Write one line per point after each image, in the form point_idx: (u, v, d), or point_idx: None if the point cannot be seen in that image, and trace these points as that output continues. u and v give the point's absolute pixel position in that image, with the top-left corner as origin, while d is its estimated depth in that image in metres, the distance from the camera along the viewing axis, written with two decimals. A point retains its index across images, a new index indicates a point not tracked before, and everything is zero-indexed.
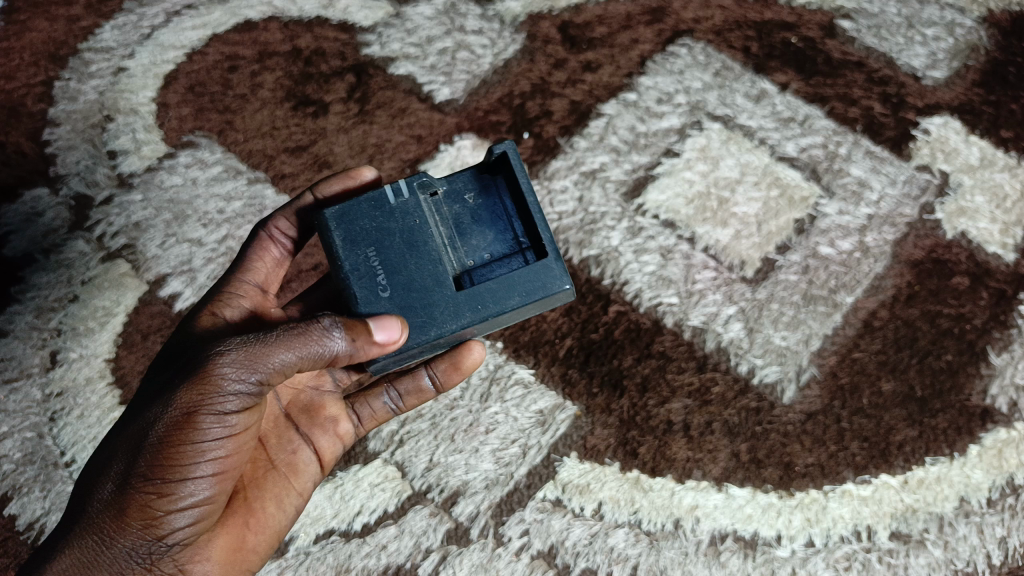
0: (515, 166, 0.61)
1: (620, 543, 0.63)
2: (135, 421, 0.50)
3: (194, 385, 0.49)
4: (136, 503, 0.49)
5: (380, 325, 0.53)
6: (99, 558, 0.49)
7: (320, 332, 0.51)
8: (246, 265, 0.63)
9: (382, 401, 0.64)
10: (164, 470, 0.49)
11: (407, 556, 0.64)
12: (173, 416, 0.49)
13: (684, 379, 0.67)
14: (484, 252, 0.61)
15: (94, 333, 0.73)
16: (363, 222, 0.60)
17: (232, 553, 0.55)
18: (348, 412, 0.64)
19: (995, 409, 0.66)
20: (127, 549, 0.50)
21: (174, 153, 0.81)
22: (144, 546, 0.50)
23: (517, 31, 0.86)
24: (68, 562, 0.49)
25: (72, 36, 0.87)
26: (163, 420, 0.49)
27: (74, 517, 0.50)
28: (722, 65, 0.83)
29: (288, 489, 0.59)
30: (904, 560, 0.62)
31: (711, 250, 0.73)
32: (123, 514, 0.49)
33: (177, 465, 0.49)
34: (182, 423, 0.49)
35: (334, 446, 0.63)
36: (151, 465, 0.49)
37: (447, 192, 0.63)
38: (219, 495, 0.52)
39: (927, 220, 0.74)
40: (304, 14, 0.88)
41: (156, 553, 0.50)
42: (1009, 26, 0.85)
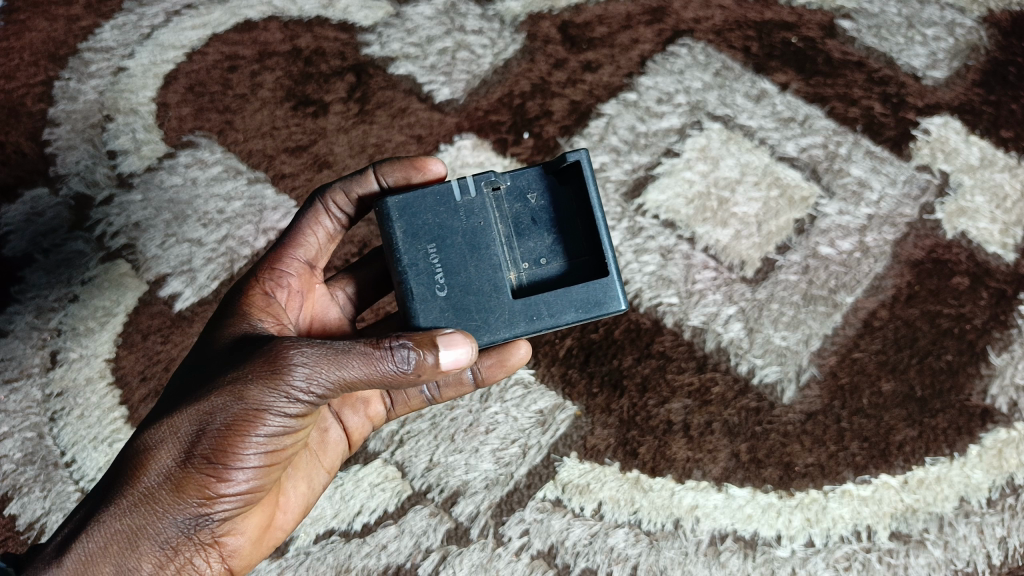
0: (587, 178, 0.59)
1: (620, 542, 0.63)
2: (202, 399, 0.50)
3: (272, 377, 0.49)
4: (193, 480, 0.49)
5: (447, 346, 0.51)
6: (143, 527, 0.50)
7: (391, 355, 0.50)
8: (298, 238, 0.62)
9: (419, 390, 0.64)
10: (226, 455, 0.49)
11: (407, 556, 0.64)
12: (245, 404, 0.49)
13: (684, 379, 0.67)
14: (541, 256, 0.60)
15: (94, 333, 0.73)
16: (426, 218, 0.58)
17: (264, 531, 0.56)
18: (381, 394, 0.64)
19: (995, 409, 0.66)
20: (178, 520, 0.50)
21: (174, 153, 0.81)
22: (193, 519, 0.50)
23: (517, 31, 0.86)
24: (116, 526, 0.49)
25: (71, 36, 0.87)
26: (236, 406, 0.49)
27: (122, 483, 0.50)
28: (722, 65, 0.83)
29: (317, 466, 0.60)
30: (903, 560, 0.62)
31: (711, 250, 0.73)
32: (177, 488, 0.49)
33: (240, 452, 0.50)
34: (253, 413, 0.49)
35: (363, 427, 0.63)
36: (213, 447, 0.49)
37: (511, 188, 0.61)
38: (269, 480, 0.52)
39: (927, 220, 0.74)
40: (303, 14, 0.88)
41: (202, 528, 0.51)
42: (1010, 26, 0.85)
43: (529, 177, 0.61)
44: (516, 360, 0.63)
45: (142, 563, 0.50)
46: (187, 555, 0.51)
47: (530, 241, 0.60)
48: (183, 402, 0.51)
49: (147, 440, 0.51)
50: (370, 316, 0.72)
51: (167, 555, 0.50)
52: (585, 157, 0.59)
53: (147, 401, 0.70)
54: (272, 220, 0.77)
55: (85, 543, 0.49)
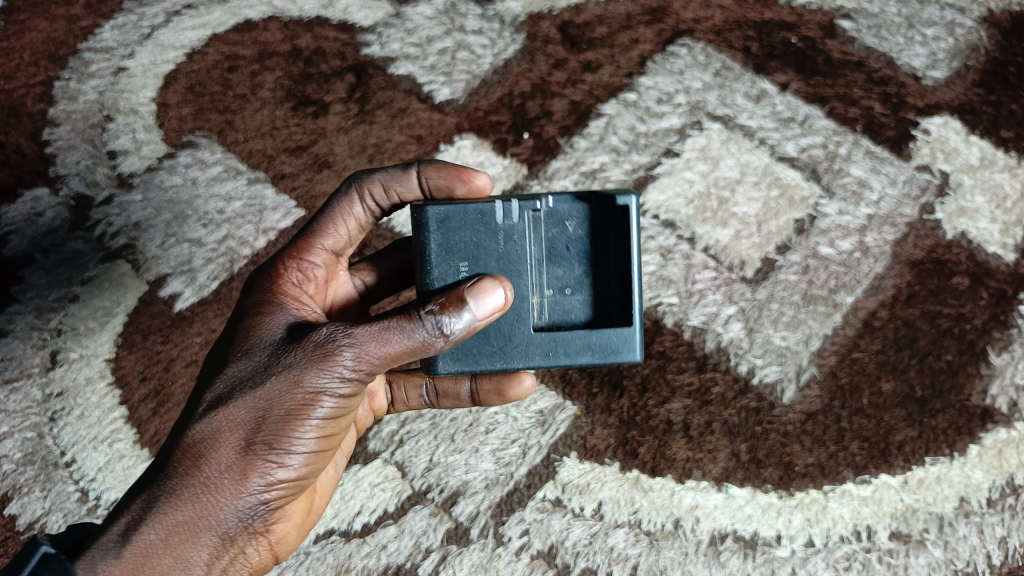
0: (631, 223, 0.56)
1: (620, 542, 0.63)
2: (258, 386, 0.50)
3: (326, 363, 0.49)
4: (248, 470, 0.49)
5: (480, 300, 0.50)
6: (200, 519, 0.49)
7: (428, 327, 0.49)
8: (327, 225, 0.60)
9: (419, 392, 0.64)
10: (285, 444, 0.49)
11: (407, 556, 0.64)
12: (304, 391, 0.49)
13: (684, 379, 0.67)
14: (568, 287, 0.59)
15: (94, 333, 0.72)
16: (460, 235, 0.56)
17: (304, 516, 0.56)
18: (385, 389, 0.63)
19: (995, 409, 0.66)
20: (236, 510, 0.49)
21: (174, 153, 0.81)
22: (250, 509, 0.50)
23: (517, 31, 0.86)
24: (174, 517, 0.48)
25: (71, 36, 0.88)
26: (293, 391, 0.49)
27: (175, 474, 0.49)
28: (722, 65, 0.83)
29: (335, 451, 0.61)
30: (903, 560, 0.62)
31: (711, 250, 0.73)
32: (236, 478, 0.49)
33: (297, 440, 0.49)
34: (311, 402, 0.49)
35: (367, 418, 0.63)
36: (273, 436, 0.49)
37: (552, 213, 0.58)
38: (319, 467, 0.52)
39: (927, 220, 0.74)
40: (304, 14, 0.89)
41: (258, 517, 0.51)
42: (1009, 26, 0.85)
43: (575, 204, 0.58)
44: (516, 392, 0.62)
45: (200, 554, 0.49)
46: (240, 545, 0.51)
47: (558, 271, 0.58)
48: (237, 390, 0.50)
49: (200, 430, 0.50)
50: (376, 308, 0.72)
51: (224, 545, 0.50)
52: (635, 202, 0.56)
53: (147, 401, 0.70)
54: (272, 219, 0.77)
55: (143, 535, 0.48)
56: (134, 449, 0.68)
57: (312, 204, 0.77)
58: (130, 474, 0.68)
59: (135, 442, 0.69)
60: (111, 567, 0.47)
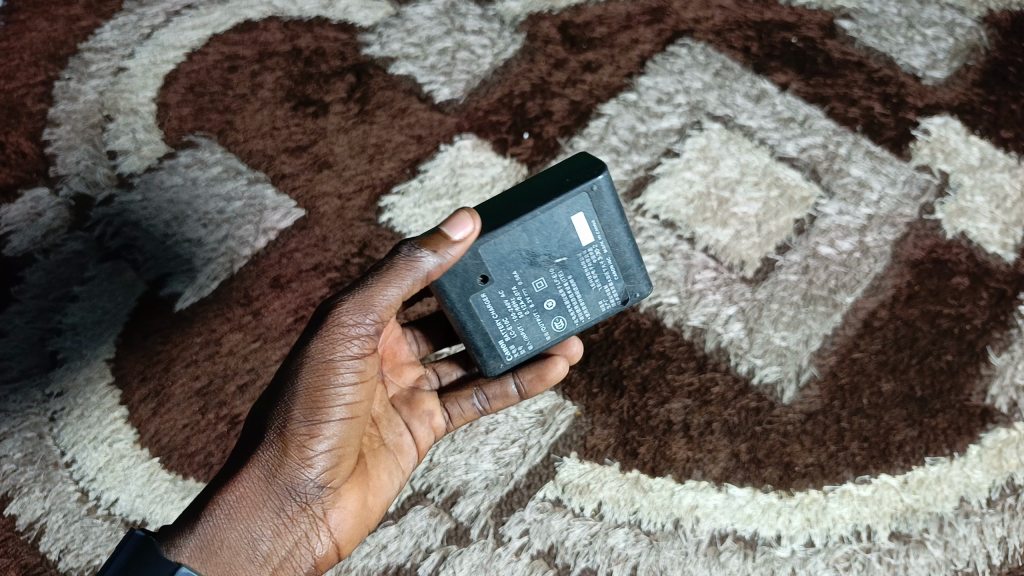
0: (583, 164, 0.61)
1: (620, 542, 0.62)
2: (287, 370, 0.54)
3: (327, 332, 0.53)
4: (291, 445, 0.52)
5: (458, 230, 0.54)
6: (259, 494, 0.52)
7: (408, 255, 0.53)
8: None
9: (471, 402, 0.64)
10: (315, 415, 0.52)
11: (407, 556, 0.63)
12: (325, 364, 0.53)
13: (683, 379, 0.67)
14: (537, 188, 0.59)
15: (94, 333, 0.72)
16: None
17: (363, 508, 0.57)
18: (442, 407, 0.64)
19: (995, 409, 0.65)
20: (286, 488, 0.53)
21: (174, 154, 0.81)
22: (299, 486, 0.53)
23: (517, 31, 0.88)
24: (235, 496, 0.52)
25: (71, 36, 0.91)
26: (308, 364, 0.53)
27: (234, 464, 0.53)
28: (722, 65, 0.84)
29: (396, 465, 0.61)
30: (903, 560, 0.60)
31: (711, 250, 0.73)
32: (281, 451, 0.52)
33: (327, 407, 0.53)
34: (328, 370, 0.53)
35: (428, 438, 0.63)
36: (305, 405, 0.52)
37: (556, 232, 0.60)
38: (352, 443, 0.55)
39: (927, 220, 0.74)
40: (304, 14, 0.91)
41: (309, 493, 0.53)
42: (1009, 26, 0.87)
43: (594, 256, 0.60)
44: (555, 375, 0.64)
45: (261, 528, 0.53)
46: (301, 523, 0.54)
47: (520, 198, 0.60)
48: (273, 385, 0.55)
49: (251, 424, 0.55)
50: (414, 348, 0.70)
51: (285, 521, 0.53)
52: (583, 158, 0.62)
53: (147, 401, 0.69)
54: (272, 220, 0.76)
55: (210, 517, 0.51)
56: (135, 449, 0.67)
57: (312, 204, 0.77)
58: (131, 474, 0.66)
59: (136, 442, 0.67)
60: (188, 544, 0.50)
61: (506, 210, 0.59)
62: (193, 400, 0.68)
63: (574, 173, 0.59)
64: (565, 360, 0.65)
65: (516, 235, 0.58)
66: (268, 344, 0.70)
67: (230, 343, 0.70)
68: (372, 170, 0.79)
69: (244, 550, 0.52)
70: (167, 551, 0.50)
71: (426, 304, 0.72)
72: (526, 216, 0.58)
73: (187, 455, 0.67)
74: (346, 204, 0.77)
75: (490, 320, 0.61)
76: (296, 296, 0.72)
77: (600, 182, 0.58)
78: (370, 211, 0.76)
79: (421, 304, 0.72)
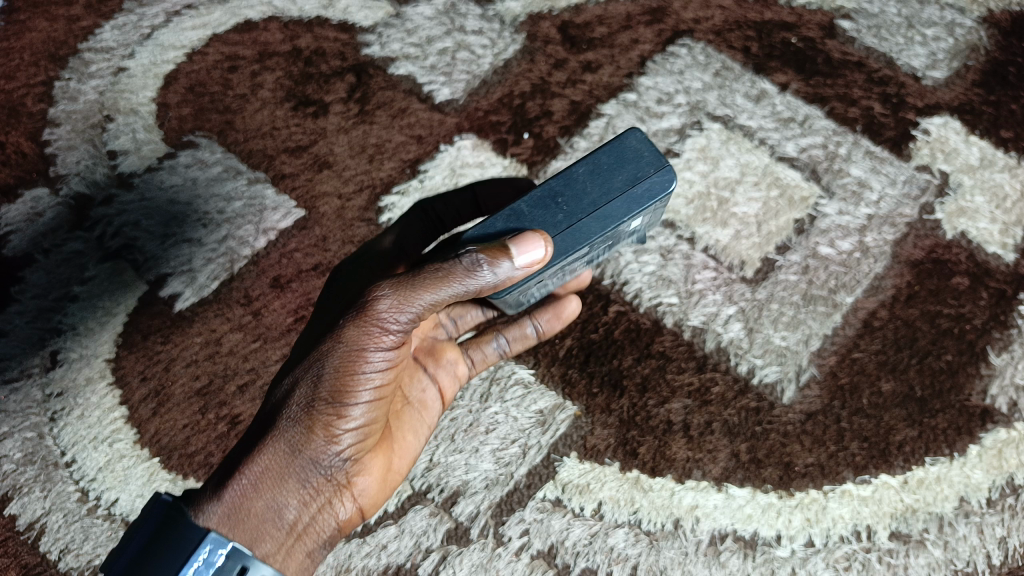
0: (635, 144, 0.57)
1: (620, 542, 0.62)
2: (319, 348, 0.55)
3: (363, 320, 0.53)
4: (321, 422, 0.54)
5: (523, 251, 0.52)
6: (286, 466, 0.54)
7: (466, 265, 0.53)
8: None
9: (493, 347, 0.68)
10: (346, 393, 0.54)
11: (408, 556, 0.63)
12: (359, 350, 0.54)
13: (684, 378, 0.67)
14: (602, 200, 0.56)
15: (94, 333, 0.72)
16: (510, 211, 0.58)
17: (386, 474, 0.60)
18: (463, 355, 0.67)
19: (995, 409, 0.65)
20: (313, 460, 0.54)
21: (174, 153, 0.81)
22: (327, 459, 0.55)
23: (517, 31, 0.88)
24: (262, 467, 0.53)
25: (71, 36, 0.91)
26: (340, 350, 0.54)
27: (262, 433, 0.54)
28: (722, 65, 0.84)
29: (420, 424, 0.64)
30: (904, 560, 0.60)
31: (711, 250, 0.73)
32: (311, 426, 0.54)
33: (357, 389, 0.54)
34: (360, 355, 0.54)
35: (454, 386, 0.67)
36: (338, 386, 0.53)
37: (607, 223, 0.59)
38: (378, 420, 0.56)
39: (927, 220, 0.74)
40: (304, 14, 0.91)
41: (336, 466, 0.55)
42: (1010, 25, 0.87)
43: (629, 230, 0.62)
44: (571, 313, 0.69)
45: (288, 498, 0.54)
46: (326, 493, 0.55)
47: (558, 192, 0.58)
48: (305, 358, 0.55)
49: (279, 393, 0.56)
50: None
51: (311, 491, 0.54)
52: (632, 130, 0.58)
53: (147, 401, 0.69)
54: (272, 220, 0.76)
55: (237, 486, 0.52)
56: (135, 449, 0.67)
57: (313, 204, 0.77)
58: (131, 474, 0.66)
59: (135, 442, 0.67)
60: (215, 512, 0.50)
61: (575, 226, 0.56)
62: (193, 400, 0.68)
63: (639, 177, 0.56)
64: (576, 292, 0.70)
65: (580, 250, 0.58)
66: (268, 343, 0.70)
67: (230, 343, 0.70)
68: (372, 171, 0.79)
69: (271, 518, 0.53)
70: (194, 517, 0.50)
71: None
72: (596, 238, 0.56)
73: (187, 454, 0.67)
74: (346, 204, 0.77)
75: (527, 292, 0.64)
76: (295, 296, 0.72)
77: (667, 193, 0.57)
78: (370, 210, 0.76)
79: None
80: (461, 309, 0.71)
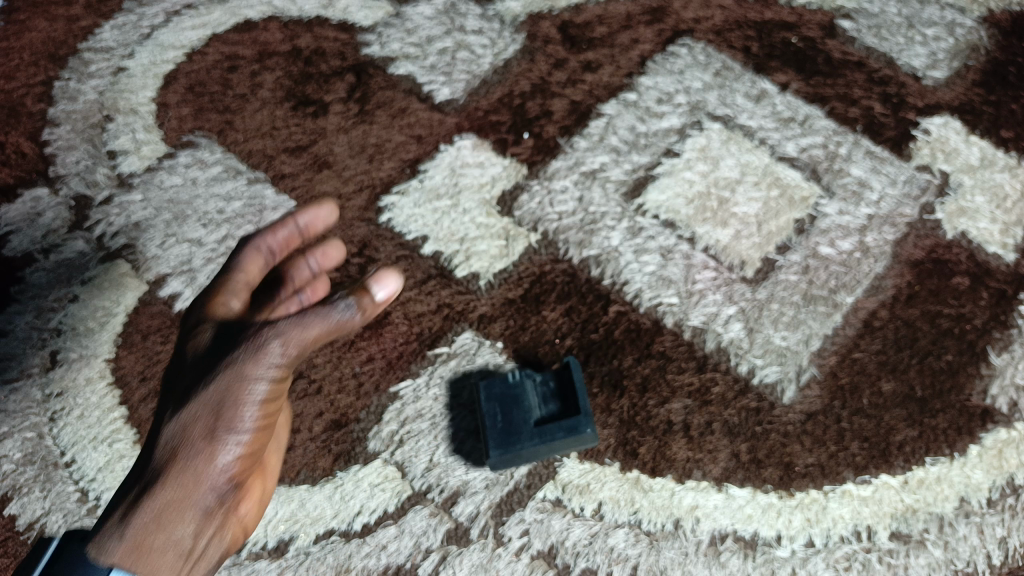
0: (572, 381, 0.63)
1: (620, 543, 0.62)
2: (206, 381, 0.50)
3: (250, 355, 0.50)
4: (212, 451, 0.50)
5: (386, 289, 0.53)
6: (182, 498, 0.50)
7: (339, 311, 0.51)
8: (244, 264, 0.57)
9: None
10: (233, 424, 0.50)
11: (407, 556, 0.62)
12: (248, 384, 0.50)
13: (684, 379, 0.67)
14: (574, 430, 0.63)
15: (94, 333, 0.71)
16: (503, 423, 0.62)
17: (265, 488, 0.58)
18: None
19: (995, 409, 0.65)
20: (207, 490, 0.51)
21: (174, 153, 0.81)
22: (220, 487, 0.51)
23: (517, 31, 0.88)
24: (158, 502, 0.49)
25: (71, 36, 0.91)
26: (230, 382, 0.50)
27: (148, 466, 0.50)
28: (723, 65, 0.84)
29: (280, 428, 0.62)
30: (904, 560, 0.60)
31: (711, 250, 0.73)
32: (205, 457, 0.50)
33: (244, 418, 0.51)
34: (245, 387, 0.50)
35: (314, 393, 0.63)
36: (222, 415, 0.50)
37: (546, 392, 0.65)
38: (262, 441, 0.54)
39: (927, 220, 0.74)
40: (303, 14, 0.91)
41: (226, 492, 0.52)
42: (1009, 26, 0.87)
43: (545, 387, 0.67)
44: None
45: (186, 527, 0.50)
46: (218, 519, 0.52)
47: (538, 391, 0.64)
48: (190, 388, 0.51)
49: (162, 422, 0.51)
50: (415, 343, 0.69)
51: (206, 517, 0.51)
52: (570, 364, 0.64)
53: (147, 402, 0.68)
54: (272, 220, 0.76)
55: (137, 521, 0.48)
56: (135, 449, 0.67)
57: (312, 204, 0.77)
58: None
59: (135, 442, 0.67)
60: (117, 547, 0.47)
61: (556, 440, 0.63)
62: None
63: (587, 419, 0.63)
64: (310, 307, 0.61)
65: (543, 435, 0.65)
66: None
67: None
68: (372, 170, 0.79)
69: (173, 547, 0.49)
70: (96, 555, 0.47)
71: (425, 303, 0.71)
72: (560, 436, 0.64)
73: None
74: (346, 204, 0.77)
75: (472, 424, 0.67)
76: None
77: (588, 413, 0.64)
78: (370, 210, 0.76)
79: (421, 304, 0.71)
80: (462, 309, 0.71)
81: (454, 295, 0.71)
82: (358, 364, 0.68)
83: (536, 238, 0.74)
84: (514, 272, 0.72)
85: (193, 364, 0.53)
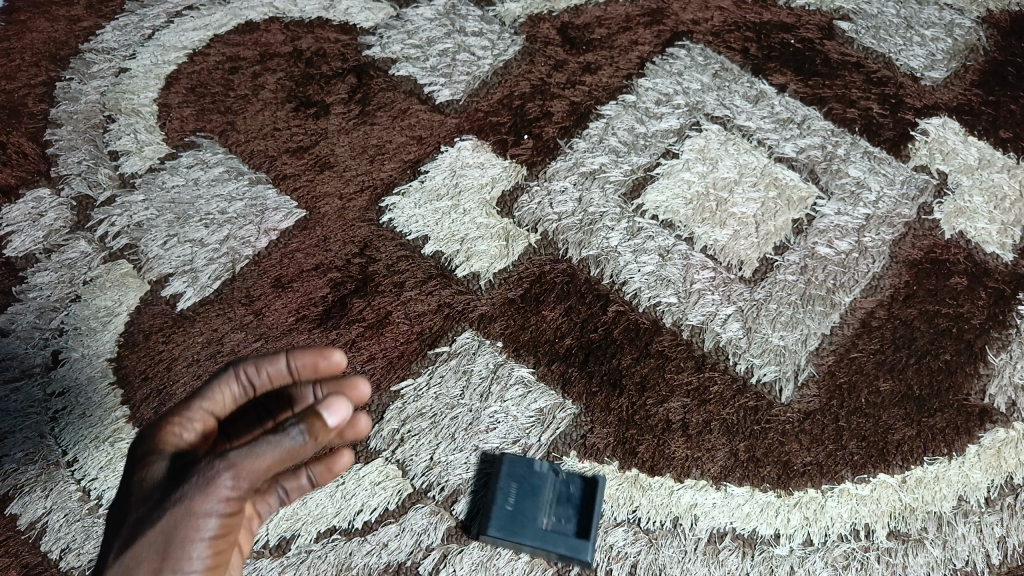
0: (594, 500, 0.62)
1: (620, 540, 0.62)
2: (152, 517, 0.43)
3: (196, 485, 0.42)
4: None
5: (338, 416, 0.43)
6: None
7: (289, 435, 0.43)
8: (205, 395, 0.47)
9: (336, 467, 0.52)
10: (180, 562, 0.42)
11: (408, 554, 0.62)
12: (195, 518, 0.42)
13: (683, 378, 0.67)
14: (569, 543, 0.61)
15: (96, 333, 0.71)
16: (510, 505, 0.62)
17: None
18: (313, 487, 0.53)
19: (993, 409, 0.66)
20: None
21: (175, 154, 0.81)
22: None
23: (517, 33, 0.89)
24: None
25: (72, 36, 0.91)
26: (174, 516, 0.42)
27: None
28: (721, 66, 0.85)
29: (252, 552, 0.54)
30: (902, 559, 0.61)
31: (710, 250, 0.73)
32: None
33: (193, 554, 0.43)
34: (192, 521, 0.42)
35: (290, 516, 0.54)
36: (170, 553, 0.42)
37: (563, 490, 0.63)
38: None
39: (925, 220, 0.74)
40: (305, 15, 0.92)
41: None
42: (1008, 27, 0.88)
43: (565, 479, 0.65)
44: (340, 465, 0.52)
45: None
46: None
47: (579, 492, 0.62)
48: (138, 522, 0.44)
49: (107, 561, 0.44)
50: (415, 343, 0.70)
51: None
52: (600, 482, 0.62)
53: (149, 401, 0.68)
54: (273, 220, 0.77)
55: None
56: None
57: (313, 205, 0.78)
58: None
59: None
60: None
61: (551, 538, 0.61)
62: None
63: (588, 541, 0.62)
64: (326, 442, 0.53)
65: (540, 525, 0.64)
66: (269, 343, 0.70)
67: (232, 343, 0.70)
68: (373, 171, 0.79)
69: None
70: None
71: (425, 304, 0.72)
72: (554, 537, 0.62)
73: None
74: (347, 205, 0.77)
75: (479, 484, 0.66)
76: (296, 296, 0.72)
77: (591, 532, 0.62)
78: (371, 211, 0.77)
79: (421, 304, 0.71)
80: (462, 308, 0.71)
81: (454, 295, 0.72)
82: (359, 363, 0.69)
83: (536, 238, 0.75)
84: (514, 272, 0.73)
85: (139, 499, 0.44)
